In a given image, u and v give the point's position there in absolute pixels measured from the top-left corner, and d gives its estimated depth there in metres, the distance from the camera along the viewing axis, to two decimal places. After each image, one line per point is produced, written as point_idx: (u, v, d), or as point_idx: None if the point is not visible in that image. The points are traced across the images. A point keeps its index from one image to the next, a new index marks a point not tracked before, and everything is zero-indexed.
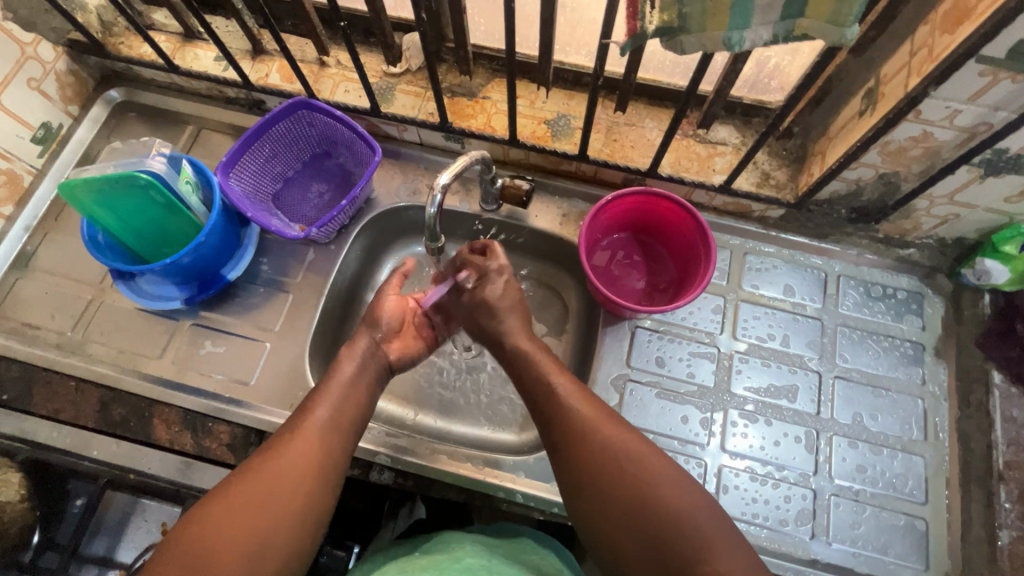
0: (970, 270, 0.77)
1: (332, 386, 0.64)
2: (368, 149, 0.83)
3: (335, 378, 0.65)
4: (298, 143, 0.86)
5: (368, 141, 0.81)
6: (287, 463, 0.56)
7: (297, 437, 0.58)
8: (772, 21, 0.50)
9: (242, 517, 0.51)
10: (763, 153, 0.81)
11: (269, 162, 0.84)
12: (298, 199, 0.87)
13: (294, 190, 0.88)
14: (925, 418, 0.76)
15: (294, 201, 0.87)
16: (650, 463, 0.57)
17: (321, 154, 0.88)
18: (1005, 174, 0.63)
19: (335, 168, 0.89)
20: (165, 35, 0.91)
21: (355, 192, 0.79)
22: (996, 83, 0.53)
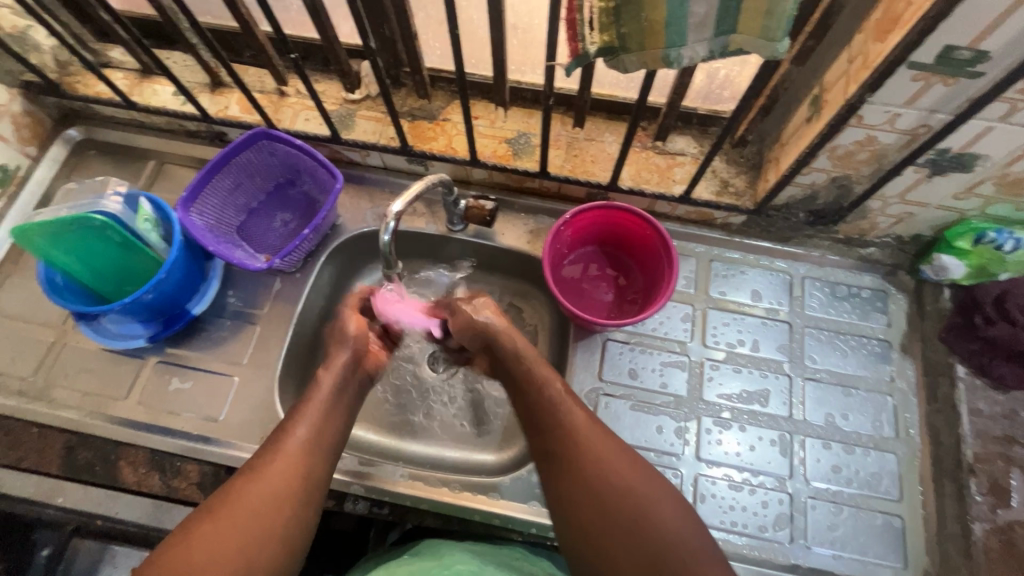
0: (929, 266, 0.78)
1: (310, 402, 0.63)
2: (329, 176, 0.82)
3: (321, 389, 0.64)
4: (261, 173, 0.85)
5: (330, 169, 0.81)
6: (275, 487, 0.56)
7: (283, 457, 0.58)
8: (706, 39, 0.51)
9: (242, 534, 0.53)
10: (720, 162, 0.82)
11: (232, 193, 0.84)
12: (263, 230, 0.87)
13: (258, 220, 0.87)
14: (896, 415, 0.77)
15: (258, 231, 0.87)
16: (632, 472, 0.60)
17: (285, 183, 0.88)
18: (949, 172, 0.65)
19: (300, 197, 0.88)
20: (122, 72, 0.91)
21: (317, 221, 0.78)
22: (929, 87, 0.55)
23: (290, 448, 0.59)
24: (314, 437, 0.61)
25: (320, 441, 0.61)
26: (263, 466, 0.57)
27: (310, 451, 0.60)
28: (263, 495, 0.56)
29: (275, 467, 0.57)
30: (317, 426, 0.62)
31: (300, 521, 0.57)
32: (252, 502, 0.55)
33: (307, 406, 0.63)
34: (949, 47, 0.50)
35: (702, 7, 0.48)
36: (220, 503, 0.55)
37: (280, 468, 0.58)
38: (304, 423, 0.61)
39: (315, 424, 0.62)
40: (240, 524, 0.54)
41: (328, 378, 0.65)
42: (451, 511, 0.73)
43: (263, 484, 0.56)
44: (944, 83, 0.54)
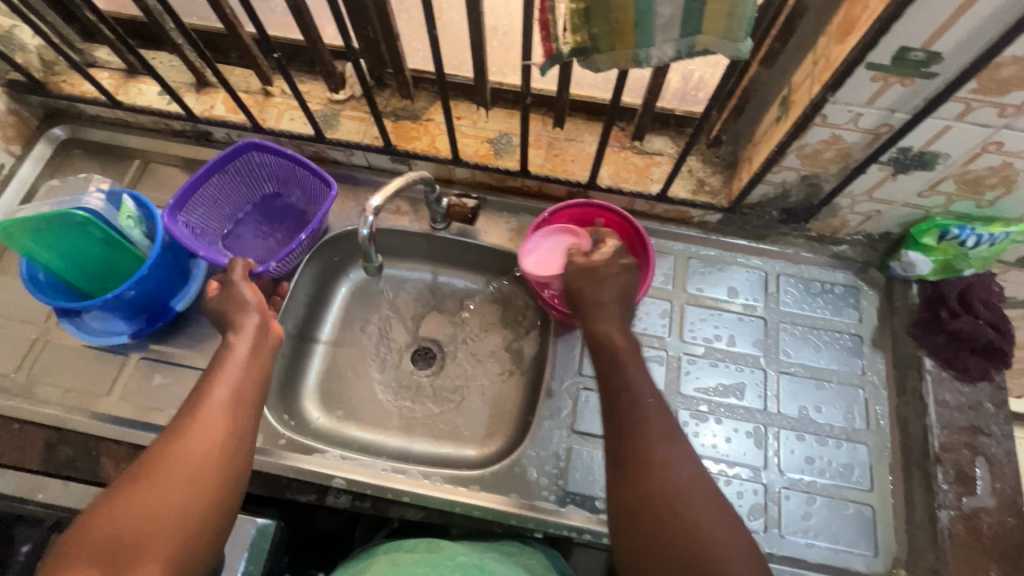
0: (897, 263, 0.81)
1: (228, 364, 0.63)
2: (323, 185, 0.83)
3: (235, 354, 0.64)
4: (249, 183, 0.86)
5: (322, 176, 0.83)
6: (199, 452, 0.55)
7: (200, 418, 0.57)
8: (673, 39, 0.53)
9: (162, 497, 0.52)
10: (696, 162, 0.84)
11: (220, 203, 0.84)
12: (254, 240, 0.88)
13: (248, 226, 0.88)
14: (867, 407, 0.79)
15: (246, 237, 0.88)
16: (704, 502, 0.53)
17: (273, 194, 0.89)
18: (913, 170, 0.67)
19: (286, 207, 0.89)
20: (108, 72, 0.91)
21: (313, 226, 0.79)
22: (888, 87, 0.57)
23: (211, 407, 0.58)
24: (233, 398, 0.60)
25: (240, 402, 0.61)
26: (186, 428, 0.56)
27: (231, 414, 0.59)
28: (188, 464, 0.54)
29: (199, 428, 0.56)
30: (236, 389, 0.61)
31: (226, 485, 0.55)
32: (177, 469, 0.53)
33: (224, 369, 0.62)
34: (904, 49, 0.52)
35: (667, 9, 0.50)
36: (143, 469, 0.53)
37: (205, 427, 0.56)
38: (222, 385, 0.61)
39: (233, 386, 0.61)
40: (159, 486, 0.52)
41: (240, 346, 0.65)
42: (434, 505, 0.74)
43: (186, 448, 0.55)
44: (902, 84, 0.56)
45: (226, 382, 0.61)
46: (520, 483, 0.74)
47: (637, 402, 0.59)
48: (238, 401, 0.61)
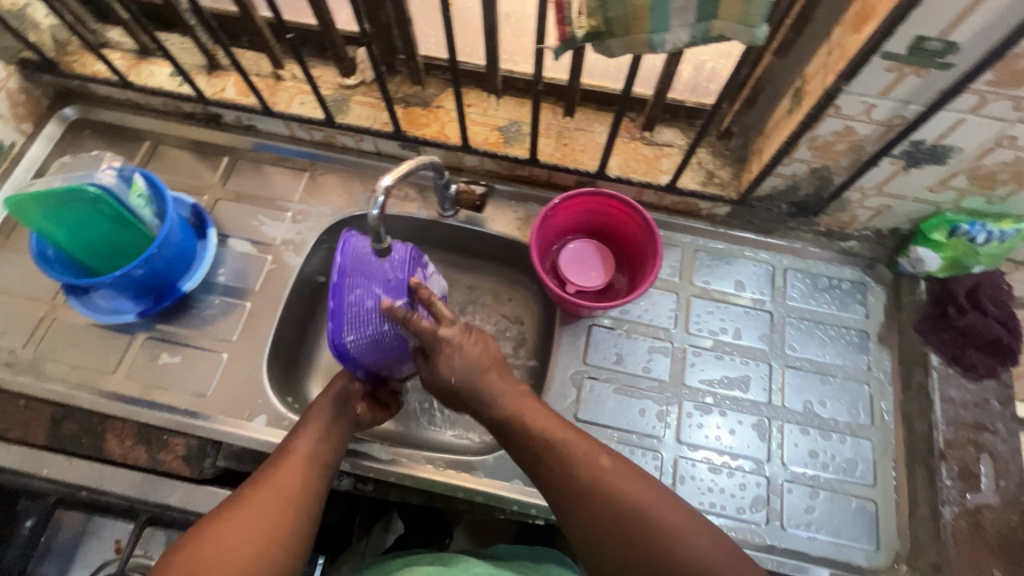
0: (906, 259, 0.80)
1: (312, 419, 0.67)
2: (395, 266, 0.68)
3: (319, 412, 0.68)
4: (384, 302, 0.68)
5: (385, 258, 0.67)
6: (280, 499, 0.57)
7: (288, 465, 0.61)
8: (689, 24, 0.52)
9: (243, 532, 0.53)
10: (706, 154, 0.84)
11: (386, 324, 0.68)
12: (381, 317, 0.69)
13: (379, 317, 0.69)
14: (872, 402, 0.79)
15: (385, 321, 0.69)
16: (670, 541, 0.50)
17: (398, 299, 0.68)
18: (925, 164, 0.67)
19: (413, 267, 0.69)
20: (120, 53, 0.92)
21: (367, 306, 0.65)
22: (902, 78, 0.57)
23: (294, 460, 0.61)
24: (314, 453, 0.63)
25: (320, 457, 0.64)
26: (270, 473, 0.59)
27: (313, 464, 0.62)
28: (267, 505, 0.56)
29: (279, 479, 0.59)
30: (317, 444, 0.65)
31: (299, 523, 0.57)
32: (259, 513, 0.55)
33: (309, 424, 0.66)
34: (920, 38, 0.52)
35: None
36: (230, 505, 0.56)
37: (285, 477, 0.59)
38: (306, 439, 0.65)
39: (316, 441, 0.65)
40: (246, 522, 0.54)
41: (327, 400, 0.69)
42: (434, 489, 0.74)
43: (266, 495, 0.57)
44: (917, 74, 0.56)
45: (308, 440, 0.64)
46: (522, 469, 0.74)
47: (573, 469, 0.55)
48: (318, 455, 0.64)
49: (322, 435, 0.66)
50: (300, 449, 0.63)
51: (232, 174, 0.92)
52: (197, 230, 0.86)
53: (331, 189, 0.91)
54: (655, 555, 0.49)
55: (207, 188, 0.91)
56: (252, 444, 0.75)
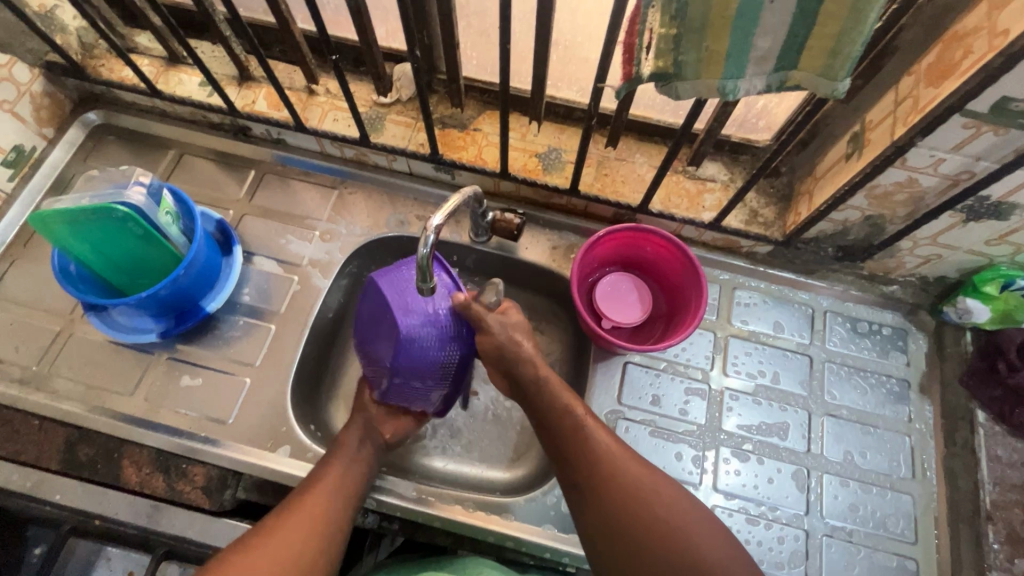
0: (952, 308, 0.78)
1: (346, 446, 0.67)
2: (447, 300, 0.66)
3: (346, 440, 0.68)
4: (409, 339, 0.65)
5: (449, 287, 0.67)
6: (308, 531, 0.58)
7: (317, 492, 0.62)
8: (766, 72, 0.50)
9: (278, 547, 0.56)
10: (751, 191, 0.82)
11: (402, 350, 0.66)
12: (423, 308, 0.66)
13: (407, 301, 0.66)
14: (913, 456, 0.77)
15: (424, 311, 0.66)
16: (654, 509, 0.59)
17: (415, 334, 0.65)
18: (986, 219, 0.65)
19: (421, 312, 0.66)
20: (148, 59, 0.89)
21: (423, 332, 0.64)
22: (979, 135, 0.54)
23: (317, 492, 0.62)
24: (337, 483, 0.63)
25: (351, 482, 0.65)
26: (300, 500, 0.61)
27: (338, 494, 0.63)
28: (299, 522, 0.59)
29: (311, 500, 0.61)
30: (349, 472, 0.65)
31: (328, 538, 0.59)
32: (288, 547, 0.56)
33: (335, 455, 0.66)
34: (1006, 99, 0.50)
35: (765, 43, 0.47)
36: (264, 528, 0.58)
37: (309, 510, 0.60)
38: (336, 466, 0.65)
39: (341, 473, 0.64)
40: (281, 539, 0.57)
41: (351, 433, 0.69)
42: (457, 529, 0.71)
43: (297, 530, 0.58)
44: (995, 133, 0.54)
45: (343, 463, 0.65)
46: (553, 513, 0.72)
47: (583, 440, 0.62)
48: (343, 483, 0.64)
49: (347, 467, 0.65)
50: (332, 474, 0.64)
51: (259, 188, 0.89)
52: (222, 246, 0.83)
53: (360, 209, 0.88)
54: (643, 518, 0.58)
55: (232, 202, 0.88)
56: (272, 476, 0.73)
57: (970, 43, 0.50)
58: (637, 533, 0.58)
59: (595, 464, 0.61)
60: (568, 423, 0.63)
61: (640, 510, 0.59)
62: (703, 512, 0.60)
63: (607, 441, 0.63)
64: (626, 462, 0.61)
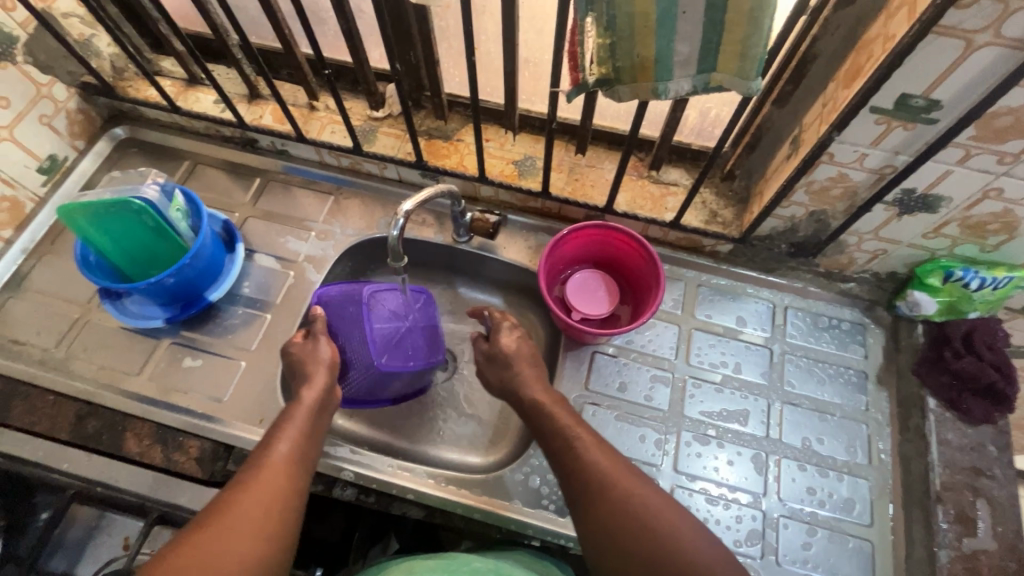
0: (904, 302, 0.83)
1: (295, 418, 0.67)
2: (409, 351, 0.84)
3: (301, 407, 0.68)
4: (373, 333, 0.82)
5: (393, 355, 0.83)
6: (262, 502, 0.56)
7: (267, 469, 0.60)
8: (690, 74, 0.57)
9: (226, 539, 0.52)
10: (710, 194, 0.88)
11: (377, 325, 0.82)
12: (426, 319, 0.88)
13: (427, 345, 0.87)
14: (869, 442, 0.80)
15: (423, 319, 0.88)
16: (653, 515, 0.58)
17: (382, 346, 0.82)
18: (917, 212, 0.70)
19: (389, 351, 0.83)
20: (171, 80, 1.00)
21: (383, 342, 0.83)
22: (891, 130, 0.61)
23: (272, 461, 0.61)
24: (293, 457, 0.63)
25: (298, 460, 0.63)
26: (248, 480, 0.58)
27: (294, 466, 0.62)
28: (248, 504, 0.56)
29: (261, 480, 0.58)
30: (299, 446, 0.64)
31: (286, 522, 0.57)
32: (238, 514, 0.54)
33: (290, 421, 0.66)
34: (906, 95, 0.57)
35: (685, 48, 0.55)
36: (209, 517, 0.54)
37: (266, 480, 0.59)
38: (285, 440, 0.64)
39: (295, 443, 0.64)
40: (230, 525, 0.53)
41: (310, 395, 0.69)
42: (436, 503, 0.75)
43: (254, 496, 0.56)
44: (904, 128, 0.60)
45: (289, 437, 0.64)
46: (520, 489, 0.76)
47: (581, 458, 0.65)
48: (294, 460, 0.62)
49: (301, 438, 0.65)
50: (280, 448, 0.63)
51: (263, 194, 0.98)
52: (227, 245, 0.91)
53: (354, 212, 0.97)
54: (641, 522, 0.58)
55: (238, 206, 0.97)
56: None
57: (872, 49, 0.57)
58: (623, 544, 0.58)
59: (594, 475, 0.63)
60: (560, 442, 0.67)
61: (628, 519, 0.59)
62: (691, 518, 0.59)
63: (599, 459, 0.64)
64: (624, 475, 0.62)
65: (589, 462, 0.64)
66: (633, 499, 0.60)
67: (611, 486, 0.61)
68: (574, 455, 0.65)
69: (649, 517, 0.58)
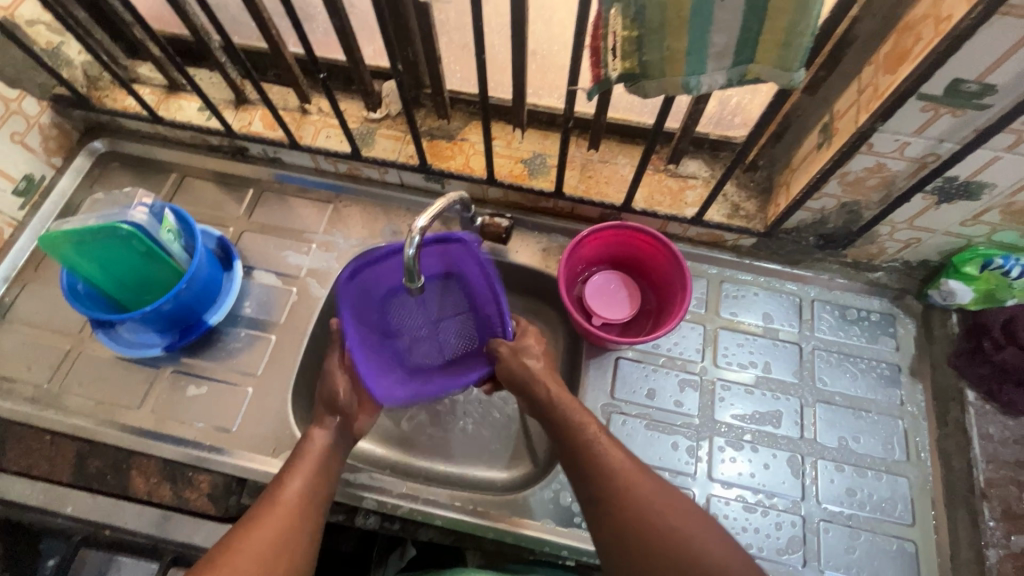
0: (936, 291, 0.80)
1: (309, 453, 0.66)
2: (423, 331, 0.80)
3: (315, 449, 0.67)
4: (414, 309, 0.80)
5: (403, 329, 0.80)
6: (270, 542, 0.59)
7: (279, 506, 0.61)
8: (725, 67, 0.53)
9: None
10: (731, 186, 0.84)
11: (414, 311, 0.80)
12: (455, 342, 0.81)
13: (454, 297, 0.80)
14: (907, 438, 0.77)
15: (445, 336, 0.81)
16: (664, 521, 0.59)
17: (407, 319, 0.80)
18: (957, 200, 0.67)
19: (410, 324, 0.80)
20: (150, 88, 0.93)
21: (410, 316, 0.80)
22: (938, 117, 0.56)
23: (284, 500, 0.62)
24: (305, 492, 0.63)
25: (313, 495, 0.64)
26: (260, 516, 0.60)
27: (305, 504, 0.63)
28: (257, 542, 0.58)
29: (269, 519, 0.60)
30: (313, 480, 0.65)
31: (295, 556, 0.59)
32: (249, 551, 0.57)
33: (302, 461, 0.66)
34: (958, 81, 0.52)
35: (721, 39, 0.50)
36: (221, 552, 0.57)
37: (276, 521, 0.60)
38: (298, 476, 0.64)
39: (307, 479, 0.64)
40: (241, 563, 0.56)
41: (321, 437, 0.68)
42: (462, 528, 0.72)
43: (261, 533, 0.59)
44: (952, 114, 0.56)
45: (303, 470, 0.65)
46: (551, 508, 0.73)
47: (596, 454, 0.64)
48: (309, 493, 0.64)
49: (314, 473, 0.65)
50: (293, 482, 0.64)
51: (257, 206, 0.93)
52: (223, 262, 0.86)
53: (355, 221, 0.91)
54: (649, 531, 0.59)
55: (232, 220, 0.92)
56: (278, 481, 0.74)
57: (920, 30, 0.52)
58: (635, 543, 0.59)
59: (612, 480, 0.62)
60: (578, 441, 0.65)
61: (641, 526, 0.59)
62: (706, 522, 0.60)
63: (618, 462, 0.63)
64: (638, 480, 0.62)
65: (607, 466, 0.63)
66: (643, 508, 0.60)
67: (624, 492, 0.61)
68: (590, 458, 0.64)
69: (659, 525, 0.59)
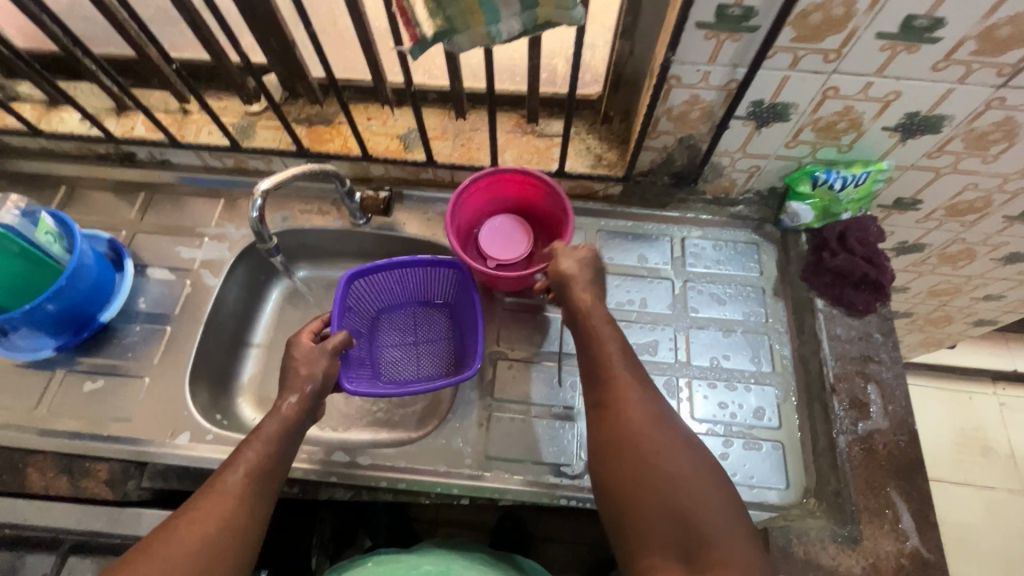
0: (785, 215, 0.86)
1: (267, 435, 0.63)
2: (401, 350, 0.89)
3: (278, 428, 0.63)
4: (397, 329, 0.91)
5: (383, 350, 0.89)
6: (209, 525, 0.55)
7: (222, 489, 0.57)
8: (517, 13, 0.58)
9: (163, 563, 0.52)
10: (593, 139, 0.90)
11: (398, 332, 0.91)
12: (429, 364, 0.88)
13: (433, 320, 0.91)
14: (772, 350, 0.83)
15: (427, 359, 0.89)
16: (674, 484, 0.56)
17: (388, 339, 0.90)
18: (772, 123, 0.73)
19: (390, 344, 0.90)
20: (29, 104, 0.95)
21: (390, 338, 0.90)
22: (721, 44, 0.63)
23: (228, 485, 0.58)
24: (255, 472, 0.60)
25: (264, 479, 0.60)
26: (203, 496, 0.57)
27: (252, 488, 0.59)
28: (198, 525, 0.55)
29: (213, 500, 0.56)
30: (265, 464, 0.61)
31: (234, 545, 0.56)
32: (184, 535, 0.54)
33: (260, 443, 0.62)
34: (723, 6, 0.59)
35: None
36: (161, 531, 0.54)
37: (217, 505, 0.56)
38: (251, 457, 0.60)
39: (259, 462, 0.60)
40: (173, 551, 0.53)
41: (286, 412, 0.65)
42: (357, 482, 0.76)
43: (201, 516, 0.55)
44: (732, 40, 0.63)
45: (256, 451, 0.61)
46: (442, 453, 0.77)
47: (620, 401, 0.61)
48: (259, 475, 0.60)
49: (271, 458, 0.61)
50: (244, 467, 0.59)
51: (149, 208, 0.95)
52: (114, 263, 0.89)
53: (248, 212, 0.95)
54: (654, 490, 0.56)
55: (124, 223, 0.94)
56: (177, 460, 0.77)
57: None
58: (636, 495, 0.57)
59: (621, 432, 0.60)
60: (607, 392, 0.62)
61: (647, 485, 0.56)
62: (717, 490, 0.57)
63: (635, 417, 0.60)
64: (649, 437, 0.59)
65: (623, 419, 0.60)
66: (652, 465, 0.57)
67: (633, 444, 0.59)
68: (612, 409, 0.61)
69: (663, 482, 0.56)
